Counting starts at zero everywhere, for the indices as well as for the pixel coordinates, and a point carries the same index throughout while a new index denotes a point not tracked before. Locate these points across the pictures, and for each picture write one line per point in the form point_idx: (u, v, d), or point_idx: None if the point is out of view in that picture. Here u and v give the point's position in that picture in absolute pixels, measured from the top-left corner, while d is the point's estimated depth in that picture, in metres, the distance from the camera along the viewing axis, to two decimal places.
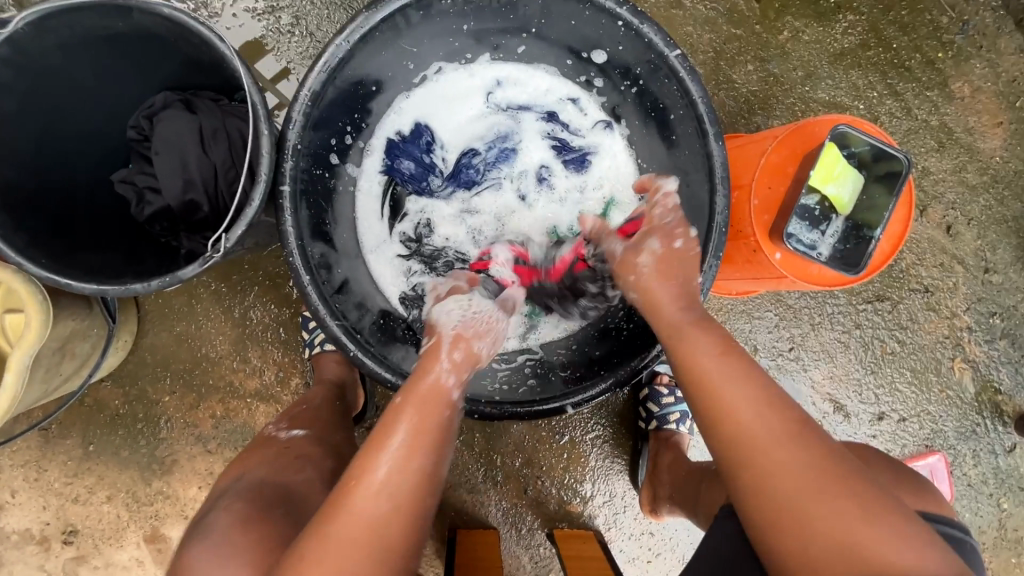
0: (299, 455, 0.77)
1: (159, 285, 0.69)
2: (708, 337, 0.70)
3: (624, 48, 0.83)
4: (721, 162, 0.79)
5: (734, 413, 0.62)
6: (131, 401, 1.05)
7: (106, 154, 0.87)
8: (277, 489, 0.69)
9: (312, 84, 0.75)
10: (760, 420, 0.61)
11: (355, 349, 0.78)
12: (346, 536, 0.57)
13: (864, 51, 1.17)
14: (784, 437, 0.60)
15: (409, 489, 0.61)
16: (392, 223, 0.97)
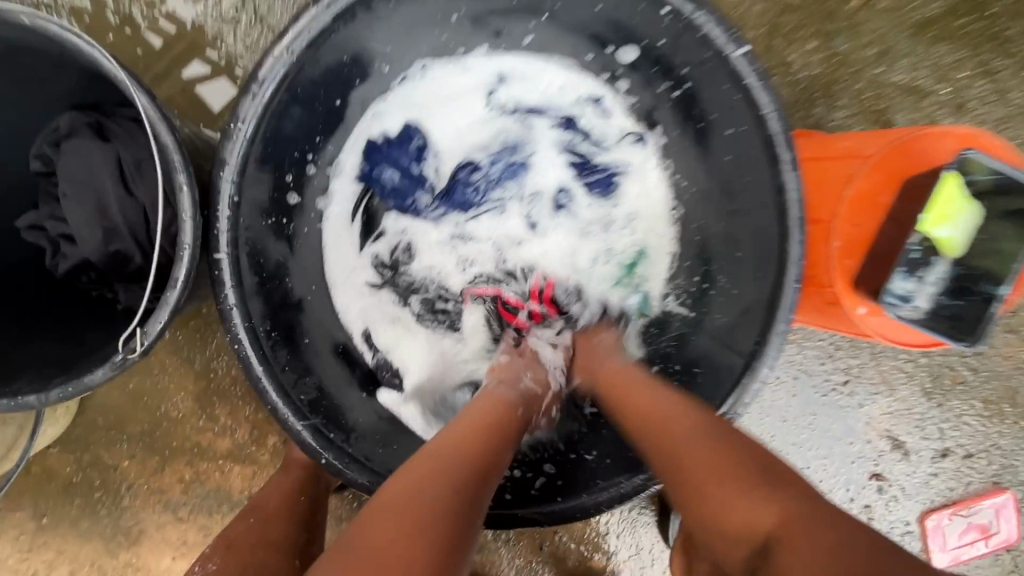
0: None
1: (58, 397, 0.54)
2: (652, 395, 0.62)
3: (667, 42, 0.63)
4: (799, 199, 0.60)
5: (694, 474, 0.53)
6: (85, 467, 0.91)
7: (6, 194, 0.69)
8: None
9: (250, 111, 0.55)
10: (705, 462, 0.53)
11: (328, 453, 0.61)
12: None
13: (953, 20, 0.94)
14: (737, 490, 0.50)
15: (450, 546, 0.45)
16: (364, 243, 0.75)
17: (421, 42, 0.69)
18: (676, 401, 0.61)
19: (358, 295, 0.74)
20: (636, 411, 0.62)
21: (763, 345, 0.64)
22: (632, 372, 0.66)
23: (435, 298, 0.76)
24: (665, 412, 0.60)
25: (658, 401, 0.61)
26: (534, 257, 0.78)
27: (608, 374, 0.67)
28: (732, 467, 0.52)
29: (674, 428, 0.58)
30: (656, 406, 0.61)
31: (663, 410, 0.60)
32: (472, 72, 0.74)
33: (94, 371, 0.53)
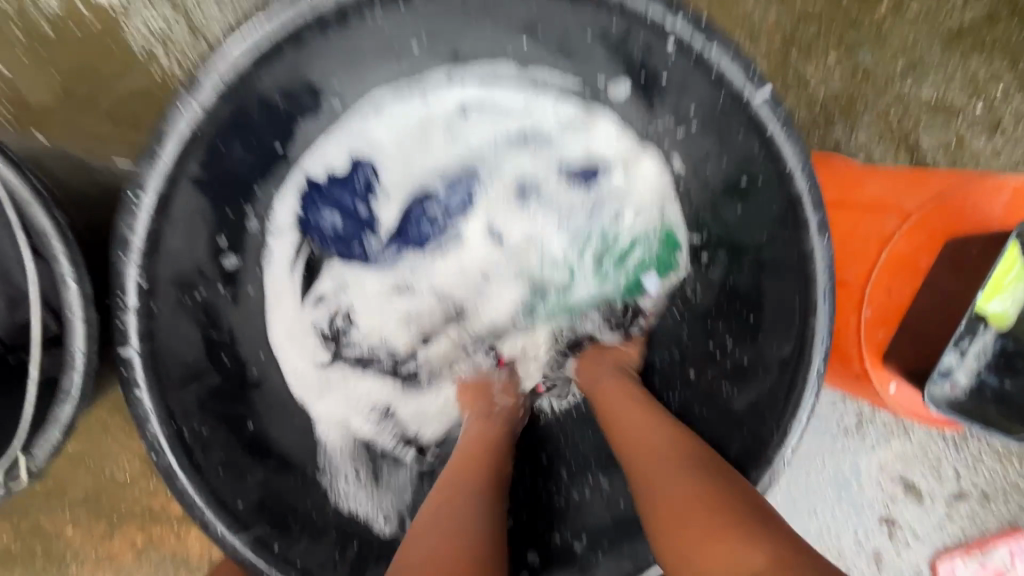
0: None
1: None
2: (641, 412, 0.56)
3: (667, 79, 0.53)
4: (827, 267, 0.50)
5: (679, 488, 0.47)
6: (24, 535, 0.82)
7: None
8: None
9: (157, 176, 0.45)
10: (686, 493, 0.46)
11: (272, 571, 0.52)
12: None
13: (990, 27, 0.83)
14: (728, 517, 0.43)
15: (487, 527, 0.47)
16: (302, 303, 0.63)
17: (374, 74, 0.59)
18: (670, 430, 0.54)
19: (314, 379, 0.63)
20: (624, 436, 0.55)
21: (785, 425, 0.54)
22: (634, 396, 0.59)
23: (393, 365, 0.66)
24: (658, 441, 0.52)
25: (652, 433, 0.53)
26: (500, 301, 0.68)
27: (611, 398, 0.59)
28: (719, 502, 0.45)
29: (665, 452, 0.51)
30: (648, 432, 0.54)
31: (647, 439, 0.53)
32: (430, 101, 0.64)
33: None
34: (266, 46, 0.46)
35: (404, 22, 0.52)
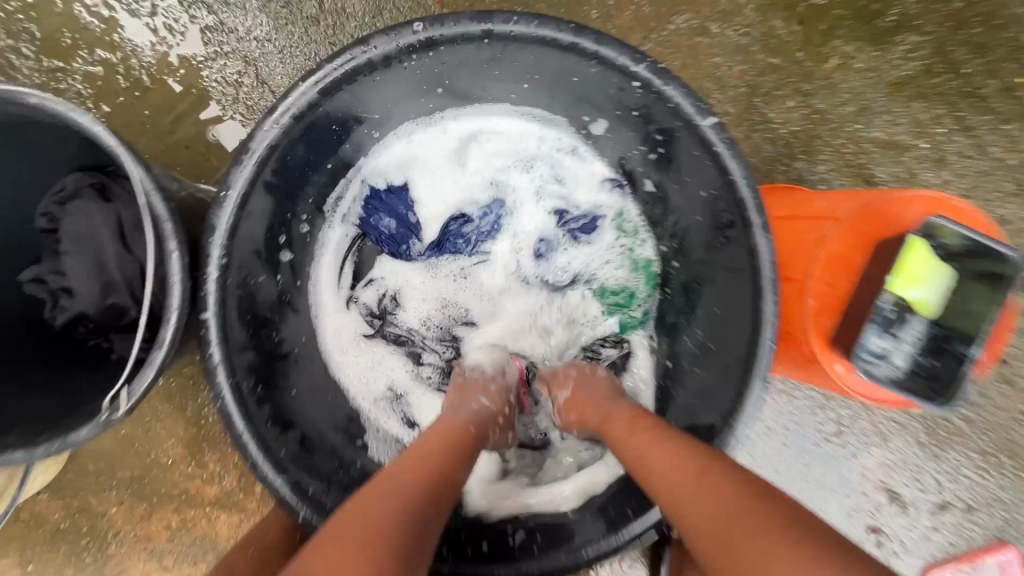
0: None
1: (48, 452, 0.55)
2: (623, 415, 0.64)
3: (637, 114, 0.67)
4: (772, 259, 0.62)
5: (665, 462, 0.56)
6: (73, 513, 0.91)
7: (9, 251, 0.71)
8: None
9: (241, 180, 0.59)
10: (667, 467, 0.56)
11: (307, 511, 0.60)
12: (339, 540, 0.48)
13: (929, 79, 0.97)
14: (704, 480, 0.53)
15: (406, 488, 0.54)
16: (354, 288, 0.79)
17: (406, 111, 0.73)
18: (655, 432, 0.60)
19: (347, 343, 0.76)
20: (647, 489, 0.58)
21: (740, 404, 0.63)
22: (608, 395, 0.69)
23: (419, 353, 0.79)
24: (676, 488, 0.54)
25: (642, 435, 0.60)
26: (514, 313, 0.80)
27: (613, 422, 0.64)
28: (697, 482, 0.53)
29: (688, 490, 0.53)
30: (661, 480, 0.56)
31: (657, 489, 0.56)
32: (448, 134, 0.79)
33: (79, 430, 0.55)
34: (330, 82, 0.61)
35: (433, 69, 0.67)
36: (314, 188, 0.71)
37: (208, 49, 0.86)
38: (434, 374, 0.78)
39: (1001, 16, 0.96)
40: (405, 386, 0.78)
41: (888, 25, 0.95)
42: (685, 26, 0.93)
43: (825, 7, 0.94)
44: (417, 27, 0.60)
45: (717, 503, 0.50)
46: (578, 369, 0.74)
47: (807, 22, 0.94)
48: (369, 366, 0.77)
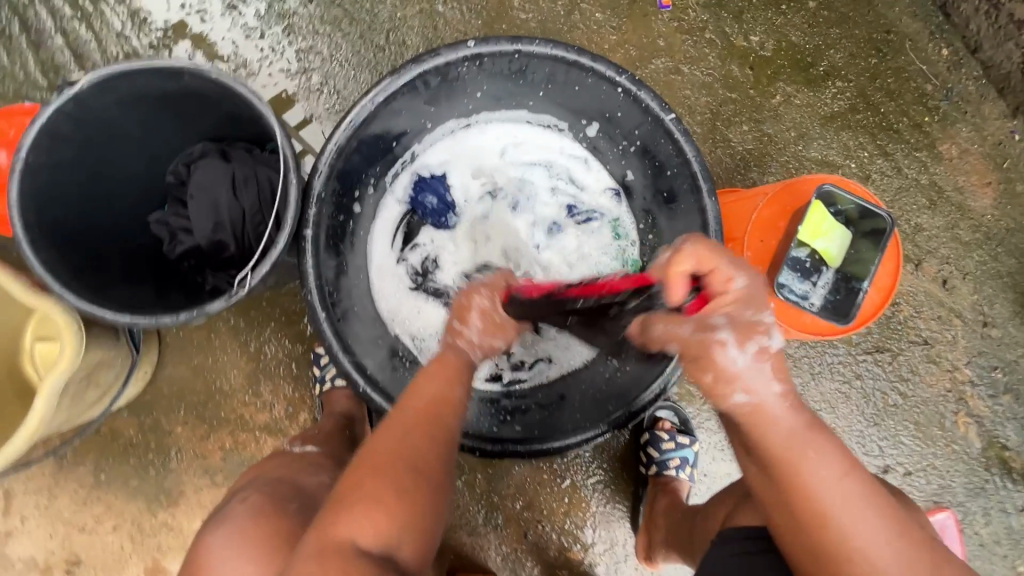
0: (311, 463, 0.87)
1: (187, 318, 0.76)
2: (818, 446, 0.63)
3: (622, 114, 0.91)
4: (715, 217, 0.86)
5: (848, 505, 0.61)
6: (145, 430, 1.08)
7: (144, 196, 0.93)
8: (292, 487, 0.80)
9: (338, 139, 0.81)
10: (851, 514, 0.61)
11: (365, 384, 0.81)
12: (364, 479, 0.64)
13: (853, 114, 1.24)
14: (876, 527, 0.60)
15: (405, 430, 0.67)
16: (402, 249, 1.03)
17: (451, 110, 0.98)
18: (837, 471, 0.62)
19: (393, 286, 1.01)
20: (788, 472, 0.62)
21: None
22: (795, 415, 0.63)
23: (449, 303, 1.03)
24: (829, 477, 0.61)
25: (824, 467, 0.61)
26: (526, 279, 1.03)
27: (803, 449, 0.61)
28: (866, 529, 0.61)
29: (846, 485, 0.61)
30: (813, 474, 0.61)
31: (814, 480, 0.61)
32: (488, 138, 1.05)
33: (214, 302, 0.76)
34: (408, 77, 0.83)
35: (476, 76, 0.90)
36: (381, 165, 0.97)
37: (299, 65, 1.13)
38: None
39: (908, 70, 1.25)
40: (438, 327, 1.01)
41: (820, 73, 1.24)
42: (662, 66, 1.21)
43: (770, 57, 1.23)
44: (469, 44, 0.83)
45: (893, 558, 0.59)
46: (732, 275, 0.66)
47: (757, 68, 1.23)
48: (409, 310, 1.01)
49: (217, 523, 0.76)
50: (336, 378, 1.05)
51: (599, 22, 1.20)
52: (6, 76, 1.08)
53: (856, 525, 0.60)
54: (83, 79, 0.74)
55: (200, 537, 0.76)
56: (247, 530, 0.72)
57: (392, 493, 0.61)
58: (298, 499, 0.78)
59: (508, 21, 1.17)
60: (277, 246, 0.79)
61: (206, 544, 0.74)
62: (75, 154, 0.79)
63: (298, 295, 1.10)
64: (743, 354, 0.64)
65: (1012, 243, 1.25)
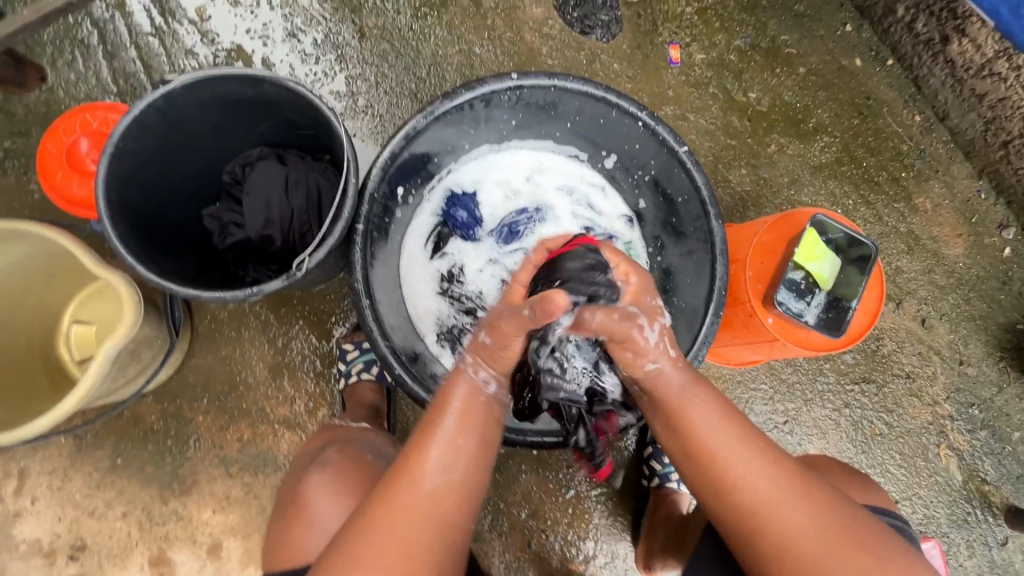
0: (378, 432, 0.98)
1: (246, 295, 0.82)
2: (722, 424, 0.73)
3: (640, 146, 1.03)
4: (721, 239, 0.96)
5: (760, 472, 0.70)
6: (167, 417, 1.11)
7: (202, 190, 1.02)
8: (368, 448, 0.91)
9: (392, 147, 0.91)
10: (763, 487, 0.69)
11: (400, 370, 0.89)
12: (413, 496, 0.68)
13: (839, 166, 1.39)
14: (792, 495, 0.69)
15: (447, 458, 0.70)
16: (432, 256, 1.12)
17: (487, 134, 1.09)
18: (740, 441, 0.72)
19: (422, 289, 1.10)
20: (733, 497, 0.70)
21: (700, 330, 0.95)
22: (697, 394, 0.74)
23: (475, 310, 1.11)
24: (781, 501, 0.69)
25: (727, 440, 0.72)
26: None
27: (704, 422, 0.72)
28: (779, 499, 0.69)
29: (793, 501, 0.69)
30: (762, 495, 0.69)
31: (760, 497, 0.69)
32: (516, 163, 1.16)
33: (273, 280, 0.83)
34: (456, 99, 0.94)
35: (514, 105, 1.02)
36: (420, 178, 1.07)
37: (347, 89, 1.26)
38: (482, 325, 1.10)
39: (886, 131, 1.41)
40: (461, 330, 1.10)
41: (809, 128, 1.39)
42: (671, 113, 1.35)
43: (766, 112, 1.38)
44: (513, 76, 0.94)
45: (805, 521, 0.68)
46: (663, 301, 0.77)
47: (754, 120, 1.38)
48: (433, 315, 1.09)
49: (311, 465, 0.87)
50: (362, 373, 1.10)
51: (617, 71, 1.35)
52: (79, 80, 1.19)
53: (809, 527, 0.68)
54: (176, 79, 0.84)
55: (297, 479, 0.87)
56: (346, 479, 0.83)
57: (408, 540, 0.66)
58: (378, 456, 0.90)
59: (536, 65, 1.32)
60: (331, 237, 0.88)
61: (303, 482, 0.85)
62: (154, 143, 0.89)
63: (327, 294, 1.16)
64: (653, 333, 0.73)
65: (982, 289, 1.37)
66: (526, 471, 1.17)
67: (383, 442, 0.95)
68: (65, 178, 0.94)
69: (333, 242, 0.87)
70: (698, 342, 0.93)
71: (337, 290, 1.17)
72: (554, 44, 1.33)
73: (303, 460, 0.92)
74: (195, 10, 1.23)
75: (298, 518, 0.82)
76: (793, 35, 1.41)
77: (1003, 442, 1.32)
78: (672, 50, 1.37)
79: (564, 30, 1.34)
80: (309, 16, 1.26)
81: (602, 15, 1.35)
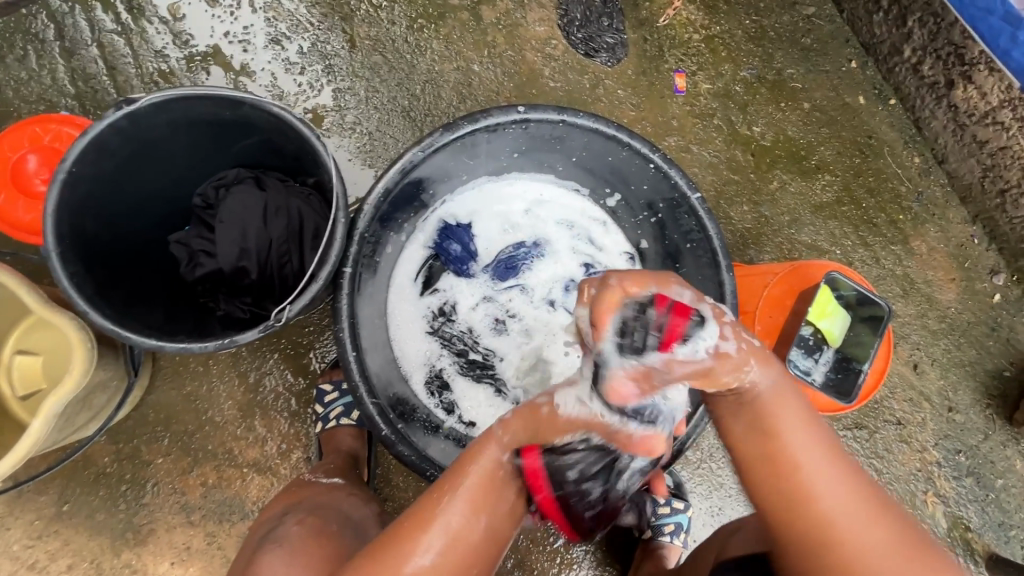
0: (350, 493, 0.90)
1: (217, 346, 0.75)
2: (788, 411, 0.66)
3: (648, 186, 0.97)
4: (732, 292, 0.91)
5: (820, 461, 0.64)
6: (122, 459, 1.01)
7: (170, 214, 0.93)
8: (338, 513, 0.84)
9: (386, 182, 0.84)
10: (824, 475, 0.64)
11: (388, 428, 0.82)
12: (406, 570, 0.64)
13: (839, 206, 1.36)
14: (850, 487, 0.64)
15: (454, 537, 0.65)
16: (423, 292, 1.05)
17: (486, 165, 1.02)
18: (804, 429, 0.65)
19: (411, 329, 1.02)
20: (813, 529, 0.64)
21: None
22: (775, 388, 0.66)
23: (466, 353, 1.05)
24: (876, 545, 0.63)
25: (788, 428, 0.65)
26: (538, 333, 1.05)
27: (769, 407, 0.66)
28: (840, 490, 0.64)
29: (883, 538, 0.64)
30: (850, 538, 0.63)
31: (851, 539, 0.63)
32: (514, 193, 1.09)
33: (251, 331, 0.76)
34: (458, 131, 0.87)
35: (518, 137, 0.96)
36: (412, 209, 0.98)
37: (333, 102, 1.16)
38: (472, 369, 1.04)
39: (886, 171, 1.39)
40: (450, 373, 1.03)
41: (811, 165, 1.36)
42: (674, 144, 1.31)
43: (769, 147, 1.35)
44: (520, 109, 0.88)
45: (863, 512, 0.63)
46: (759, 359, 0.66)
47: (757, 154, 1.34)
48: (423, 357, 1.02)
49: (268, 541, 0.77)
50: (342, 416, 1.02)
51: (621, 98, 1.29)
52: (32, 79, 1.07)
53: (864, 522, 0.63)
54: (142, 97, 0.75)
55: (253, 557, 0.76)
56: (314, 548, 0.75)
57: None
58: (349, 524, 0.83)
59: (538, 87, 1.25)
60: (317, 281, 0.81)
61: (257, 560, 0.74)
62: (115, 167, 0.79)
63: (306, 326, 1.07)
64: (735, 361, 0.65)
65: (972, 334, 1.37)
66: None
67: (355, 505, 0.88)
68: (9, 200, 0.84)
69: (319, 285, 0.81)
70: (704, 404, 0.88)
71: (317, 322, 1.08)
72: (557, 66, 1.26)
73: (258, 534, 0.82)
74: (167, 8, 1.12)
75: None
76: (799, 68, 1.38)
77: (987, 490, 1.32)
78: (678, 78, 1.32)
79: (568, 51, 1.27)
80: (295, 21, 1.16)
81: (608, 38, 1.29)
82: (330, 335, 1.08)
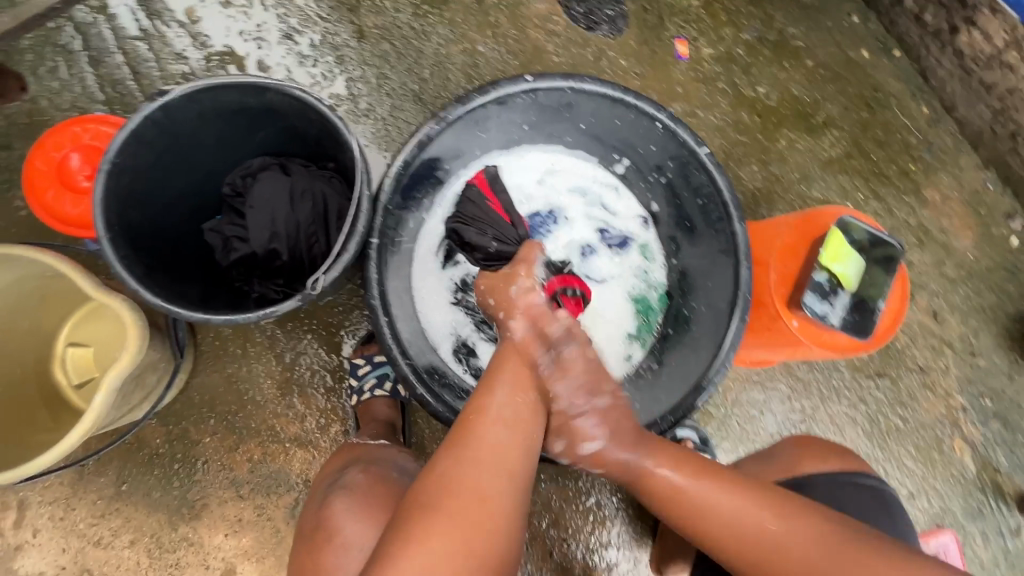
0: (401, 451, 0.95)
1: (260, 316, 0.79)
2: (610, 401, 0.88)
3: (657, 147, 1.00)
4: (744, 242, 0.93)
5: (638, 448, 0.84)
6: (173, 440, 1.07)
7: (202, 204, 0.98)
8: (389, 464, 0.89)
9: (404, 156, 0.88)
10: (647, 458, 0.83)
11: (422, 389, 0.86)
12: (485, 446, 0.69)
13: (849, 160, 1.37)
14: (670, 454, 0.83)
15: (518, 414, 0.72)
16: (445, 265, 1.09)
17: (498, 138, 1.06)
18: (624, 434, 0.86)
19: (435, 301, 1.07)
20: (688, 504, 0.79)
21: (727, 329, 0.92)
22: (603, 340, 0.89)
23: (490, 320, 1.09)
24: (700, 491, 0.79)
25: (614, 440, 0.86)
26: None
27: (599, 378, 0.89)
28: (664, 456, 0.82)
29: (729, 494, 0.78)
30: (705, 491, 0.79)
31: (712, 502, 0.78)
32: (527, 165, 1.13)
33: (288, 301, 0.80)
34: (468, 104, 0.90)
35: (527, 108, 0.99)
36: (429, 185, 1.02)
37: (347, 92, 1.21)
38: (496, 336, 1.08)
39: (894, 123, 1.39)
40: (476, 341, 1.08)
41: (818, 122, 1.37)
42: (679, 110, 1.33)
43: (775, 106, 1.36)
44: (528, 78, 0.91)
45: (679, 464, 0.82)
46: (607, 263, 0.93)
47: (763, 115, 1.36)
48: (449, 326, 1.07)
49: (336, 488, 0.83)
50: (376, 388, 1.07)
51: (625, 68, 1.31)
52: (63, 88, 1.13)
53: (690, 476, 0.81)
54: (174, 89, 0.80)
55: (321, 505, 0.81)
56: (374, 494, 0.80)
57: (475, 495, 0.65)
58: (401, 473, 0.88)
59: (543, 62, 1.28)
60: (347, 252, 0.85)
61: (327, 506, 0.80)
62: (152, 157, 0.84)
63: (335, 306, 1.12)
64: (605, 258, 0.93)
65: (991, 279, 1.37)
66: (546, 479, 1.15)
67: (405, 459, 0.93)
68: (56, 197, 0.90)
69: (350, 257, 0.85)
70: (723, 348, 0.91)
71: (345, 301, 1.13)
72: (560, 41, 1.29)
73: (322, 485, 0.88)
74: (184, 11, 1.17)
75: (317, 546, 0.77)
76: (800, 27, 1.39)
77: (1015, 432, 1.33)
78: (680, 45, 1.34)
79: (569, 26, 1.30)
80: (305, 16, 1.21)
81: (608, 10, 1.32)
82: (358, 313, 1.13)
